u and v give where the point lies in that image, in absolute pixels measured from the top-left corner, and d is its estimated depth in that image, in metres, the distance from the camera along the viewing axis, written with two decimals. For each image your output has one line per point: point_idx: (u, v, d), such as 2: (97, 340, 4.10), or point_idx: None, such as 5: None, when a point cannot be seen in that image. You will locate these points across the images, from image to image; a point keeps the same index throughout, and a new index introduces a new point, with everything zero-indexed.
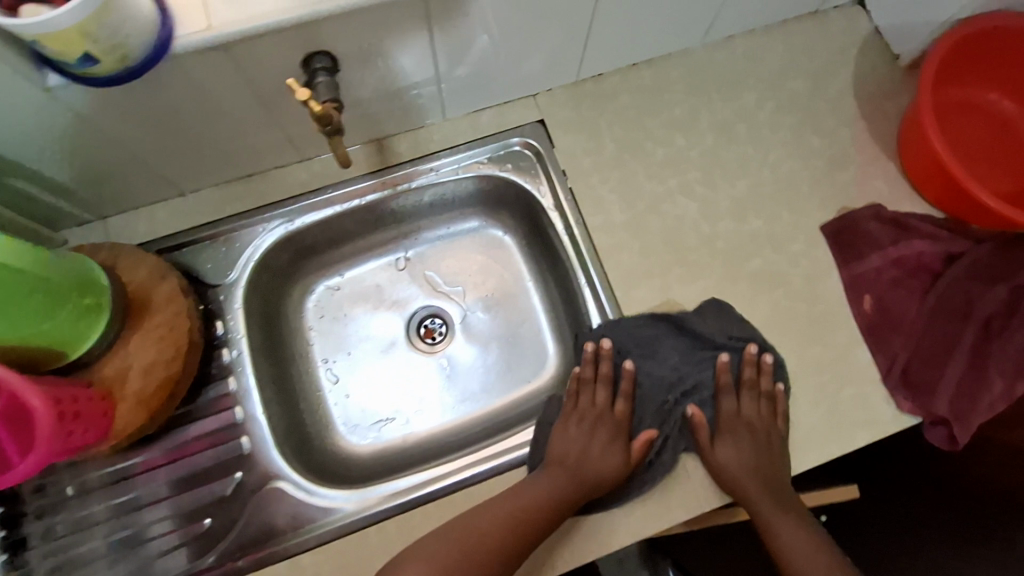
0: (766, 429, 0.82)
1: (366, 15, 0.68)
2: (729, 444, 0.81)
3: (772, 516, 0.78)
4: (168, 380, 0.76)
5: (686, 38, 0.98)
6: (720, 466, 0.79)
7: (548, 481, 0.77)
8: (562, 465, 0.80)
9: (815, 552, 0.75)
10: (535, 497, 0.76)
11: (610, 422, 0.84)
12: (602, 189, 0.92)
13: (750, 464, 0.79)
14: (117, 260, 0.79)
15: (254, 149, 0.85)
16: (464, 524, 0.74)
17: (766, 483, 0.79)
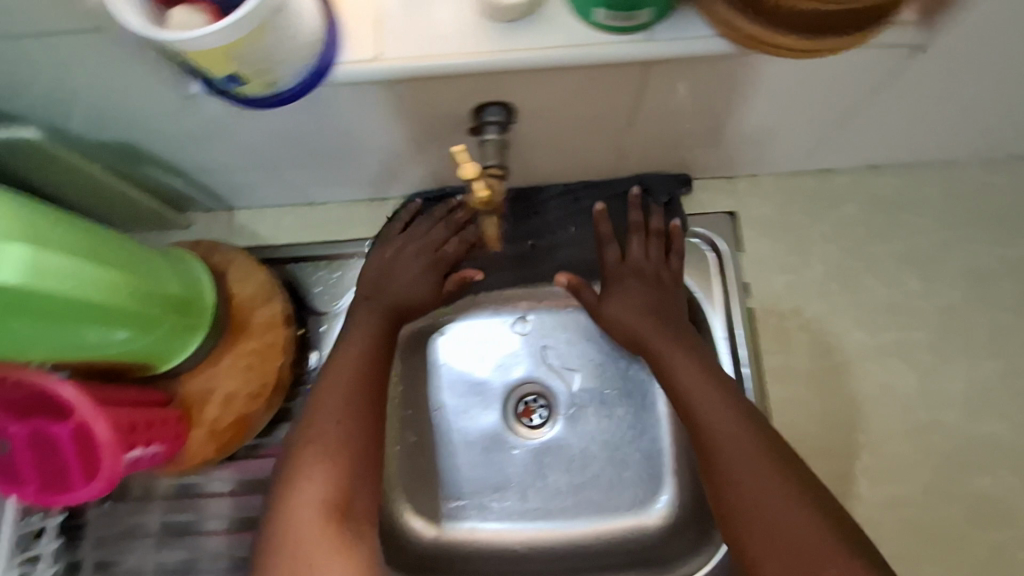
0: (657, 269, 0.73)
1: (566, 76, 0.53)
2: (617, 298, 0.72)
3: (672, 353, 0.66)
4: (246, 416, 0.69)
5: (968, 148, 0.72)
6: (611, 320, 0.71)
7: (365, 333, 0.70)
8: (370, 339, 0.70)
9: (766, 469, 0.56)
10: (356, 386, 0.65)
11: (449, 258, 0.76)
12: (791, 323, 0.72)
13: (639, 304, 0.70)
14: (229, 268, 0.73)
15: (393, 174, 0.75)
16: (324, 407, 0.63)
17: (663, 320, 0.69)
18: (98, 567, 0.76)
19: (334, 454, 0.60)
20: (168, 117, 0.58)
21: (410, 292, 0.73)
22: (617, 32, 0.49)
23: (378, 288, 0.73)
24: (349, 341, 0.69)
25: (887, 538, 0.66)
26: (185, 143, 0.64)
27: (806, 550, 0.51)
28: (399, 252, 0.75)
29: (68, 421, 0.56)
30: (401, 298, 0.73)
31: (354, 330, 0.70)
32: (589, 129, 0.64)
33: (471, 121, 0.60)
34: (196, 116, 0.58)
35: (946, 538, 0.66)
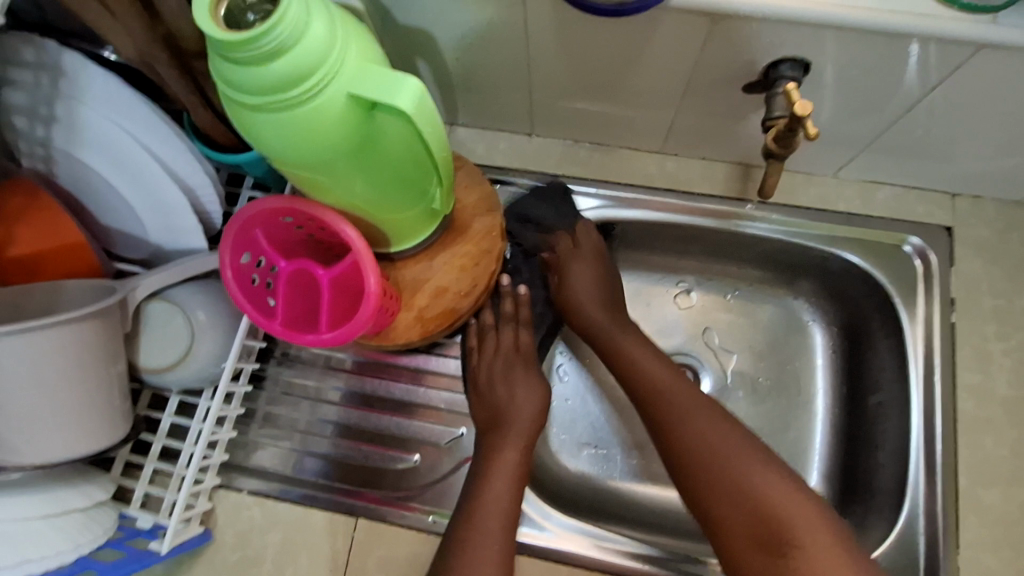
0: (589, 257, 0.78)
1: (889, 44, 0.54)
2: (573, 275, 0.78)
3: (632, 351, 0.72)
4: (452, 312, 0.73)
5: None
6: (571, 298, 0.78)
7: (516, 450, 0.67)
8: (519, 449, 0.68)
9: (729, 441, 0.60)
10: (507, 497, 0.63)
11: (529, 355, 0.76)
12: (996, 346, 0.72)
13: (592, 286, 0.77)
14: (457, 173, 0.78)
15: (629, 122, 0.77)
16: (478, 509, 0.62)
17: (605, 303, 0.77)
18: (266, 419, 0.80)
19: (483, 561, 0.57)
20: (485, 17, 0.62)
21: (531, 405, 0.71)
22: (959, 9, 0.52)
23: (494, 415, 0.72)
24: (496, 453, 0.67)
25: None
26: (474, 46, 0.68)
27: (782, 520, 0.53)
28: (491, 379, 0.74)
29: (337, 266, 0.60)
30: (530, 416, 0.71)
31: (506, 446, 0.67)
32: (858, 107, 0.65)
33: (758, 75, 0.62)
34: (512, 20, 0.62)
35: None
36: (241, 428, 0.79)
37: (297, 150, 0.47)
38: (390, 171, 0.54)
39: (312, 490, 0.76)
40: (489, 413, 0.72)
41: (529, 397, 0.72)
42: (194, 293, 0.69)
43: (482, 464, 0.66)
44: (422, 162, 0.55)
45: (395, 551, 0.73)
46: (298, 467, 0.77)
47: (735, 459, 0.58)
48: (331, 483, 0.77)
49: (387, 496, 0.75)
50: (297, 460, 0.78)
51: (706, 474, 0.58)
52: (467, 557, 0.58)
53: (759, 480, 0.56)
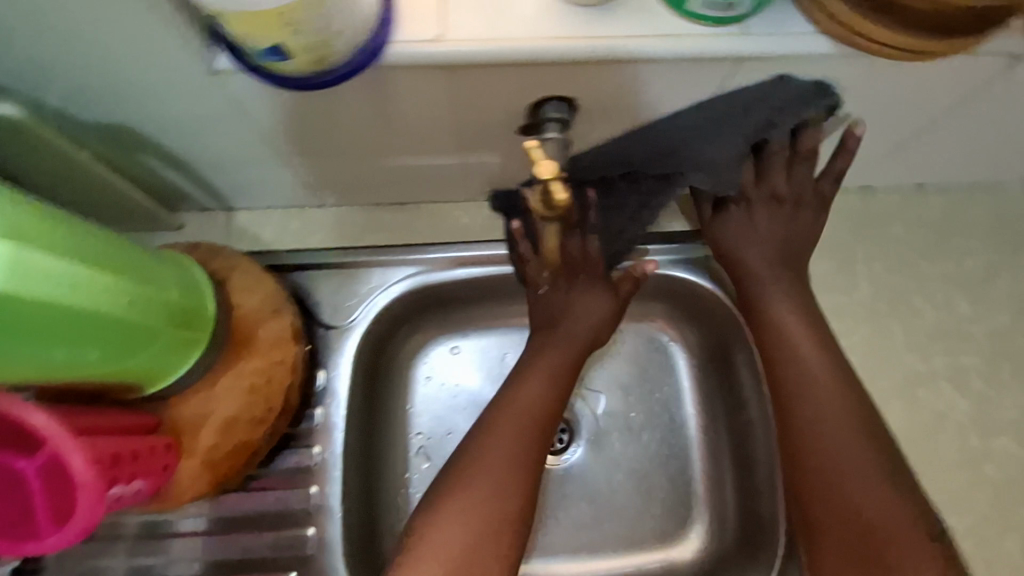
0: (808, 197, 0.60)
1: (646, 69, 0.47)
2: (760, 214, 0.61)
3: (772, 307, 0.60)
4: (249, 445, 0.60)
5: (1006, 170, 0.70)
6: (760, 237, 0.61)
7: (541, 380, 0.61)
8: (545, 380, 0.61)
9: (839, 421, 0.54)
10: (514, 444, 0.56)
11: (596, 268, 0.63)
12: (841, 345, 0.68)
13: (774, 239, 0.61)
14: (232, 273, 0.64)
15: (420, 177, 0.67)
16: (474, 458, 0.56)
17: (785, 262, 0.61)
18: None
19: (463, 517, 0.52)
20: (180, 100, 0.50)
21: (598, 314, 0.64)
22: (712, 24, 0.44)
23: (550, 319, 0.64)
24: (514, 389, 0.60)
25: None
26: (192, 128, 0.55)
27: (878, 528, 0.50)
28: (557, 286, 0.64)
29: (41, 458, 0.47)
30: (590, 334, 0.63)
31: (530, 375, 0.61)
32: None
33: (524, 115, 0.54)
34: (216, 98, 0.50)
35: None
36: None
37: None
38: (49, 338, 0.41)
39: None
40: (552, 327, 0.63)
41: (587, 312, 0.64)
42: None
43: (503, 398, 0.60)
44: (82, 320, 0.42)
45: None
46: None
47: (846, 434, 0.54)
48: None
49: None
50: None
51: (811, 460, 0.54)
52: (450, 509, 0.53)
53: (849, 483, 0.52)
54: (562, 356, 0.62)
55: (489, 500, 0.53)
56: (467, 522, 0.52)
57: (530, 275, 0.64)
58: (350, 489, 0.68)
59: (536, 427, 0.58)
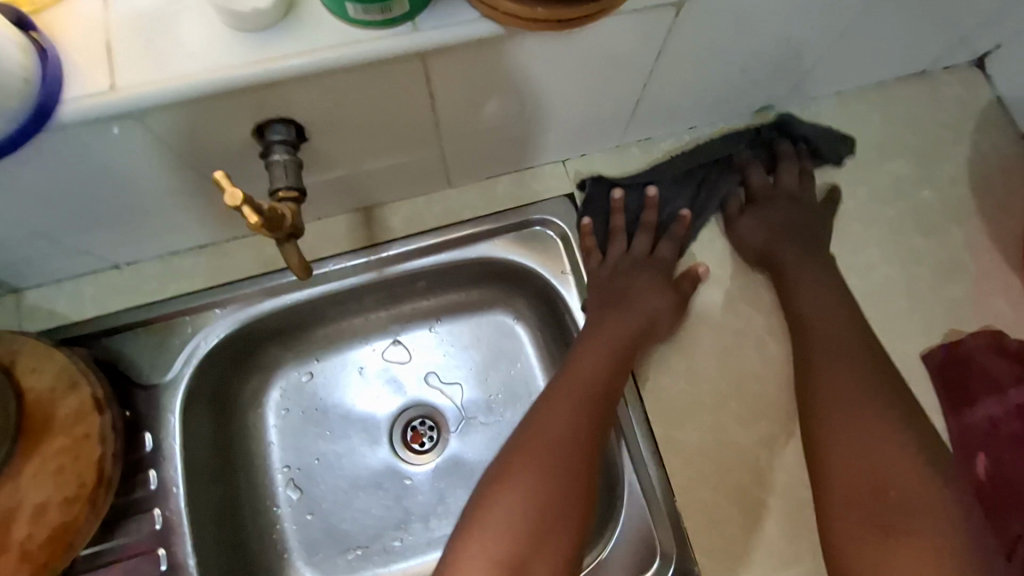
0: (805, 199, 0.76)
1: (343, 78, 0.50)
2: (755, 217, 0.75)
3: (799, 285, 0.71)
4: (66, 528, 0.59)
5: (759, 98, 0.77)
6: (744, 235, 0.75)
7: (592, 358, 0.68)
8: (600, 356, 0.68)
9: (867, 405, 0.63)
10: (574, 418, 0.65)
11: (660, 267, 0.74)
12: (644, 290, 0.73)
13: (777, 224, 0.74)
14: (18, 359, 0.62)
15: (204, 218, 0.67)
16: (532, 434, 0.65)
17: (795, 237, 0.74)
18: None
19: (534, 473, 0.62)
20: None
21: (652, 303, 0.72)
22: (379, 27, 0.47)
23: (646, 326, 0.71)
24: (566, 371, 0.69)
25: (767, 475, 0.69)
26: None
27: (881, 492, 0.59)
28: (616, 272, 0.74)
29: None
30: (653, 314, 0.71)
31: (586, 353, 0.69)
32: (399, 131, 0.62)
33: (256, 144, 0.54)
34: None
35: None
36: None
37: None
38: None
39: None
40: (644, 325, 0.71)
41: (651, 301, 0.72)
42: None
43: (545, 396, 0.68)
44: None
45: None
46: None
47: (869, 417, 0.62)
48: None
49: None
50: None
51: (823, 453, 0.63)
52: (514, 474, 0.63)
53: (876, 452, 0.60)
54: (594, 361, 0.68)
55: (538, 478, 0.62)
56: (535, 481, 0.62)
57: (591, 264, 0.75)
58: (204, 540, 0.68)
59: (592, 403, 0.66)
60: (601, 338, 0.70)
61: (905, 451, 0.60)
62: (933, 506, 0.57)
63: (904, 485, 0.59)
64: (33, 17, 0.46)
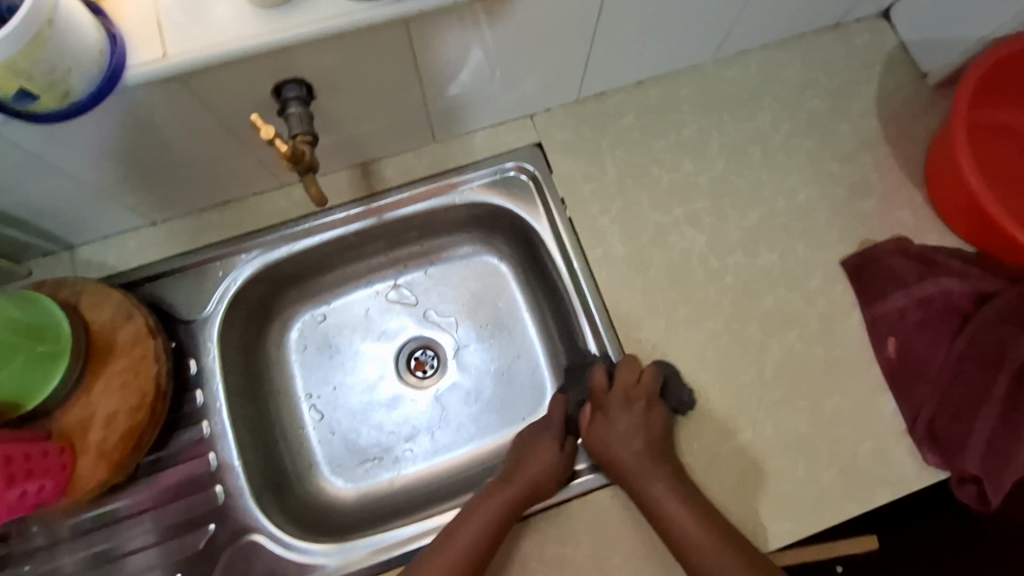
0: (643, 398, 0.76)
1: (341, 42, 0.62)
2: (614, 416, 0.77)
3: (647, 488, 0.71)
4: (133, 431, 0.70)
5: (694, 55, 0.90)
6: (608, 433, 0.76)
7: (480, 509, 0.73)
8: (491, 499, 0.73)
9: (700, 529, 0.68)
10: (463, 553, 0.70)
11: (553, 424, 0.81)
12: (603, 220, 0.85)
13: (637, 439, 0.74)
14: (81, 298, 0.74)
15: (227, 174, 0.79)
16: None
17: (650, 446, 0.74)
18: None
19: None
20: None
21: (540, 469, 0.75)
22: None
23: (516, 465, 0.77)
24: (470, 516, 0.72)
25: (713, 364, 0.80)
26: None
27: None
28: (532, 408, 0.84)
29: None
30: (542, 471, 0.75)
31: (478, 507, 0.73)
32: (386, 93, 0.74)
33: (273, 101, 0.67)
34: (5, 151, 0.61)
35: (755, 352, 0.81)
36: None
37: None
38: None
39: None
40: (524, 489, 0.74)
41: (541, 460, 0.76)
42: None
43: (446, 542, 0.71)
44: None
45: None
46: None
47: (710, 546, 0.67)
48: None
49: None
50: None
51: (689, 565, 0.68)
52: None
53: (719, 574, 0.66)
54: (495, 505, 0.73)
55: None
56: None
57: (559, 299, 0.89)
58: (245, 445, 0.80)
59: (483, 535, 0.71)
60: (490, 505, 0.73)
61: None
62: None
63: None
64: (99, 3, 0.58)
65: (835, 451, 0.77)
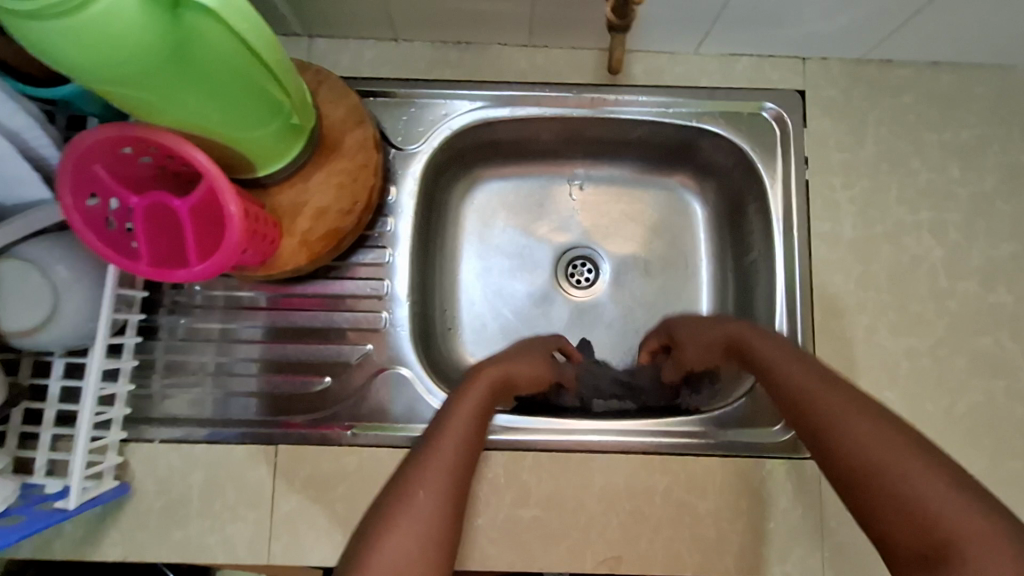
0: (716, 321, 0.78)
1: None
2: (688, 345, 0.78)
3: (776, 362, 0.63)
4: (337, 231, 0.71)
5: (1013, 55, 0.78)
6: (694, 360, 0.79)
7: (484, 383, 0.67)
8: (486, 383, 0.67)
9: (833, 387, 0.57)
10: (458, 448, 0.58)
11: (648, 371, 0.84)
12: (842, 195, 0.79)
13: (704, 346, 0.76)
14: (320, 87, 0.73)
15: (490, 15, 0.75)
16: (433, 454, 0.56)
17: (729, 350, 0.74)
18: (169, 367, 0.77)
19: (437, 489, 0.53)
20: None
21: (513, 366, 0.72)
22: None
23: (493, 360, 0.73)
24: (444, 426, 0.60)
25: (902, 381, 0.75)
26: None
27: (864, 474, 0.49)
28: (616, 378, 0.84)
29: (193, 194, 0.57)
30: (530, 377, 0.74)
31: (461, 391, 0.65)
32: None
33: None
34: None
35: (950, 386, 0.75)
36: (142, 380, 0.77)
37: (115, 80, 0.47)
38: (203, 81, 0.51)
39: (245, 428, 0.75)
40: (500, 377, 0.69)
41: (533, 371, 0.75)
42: (49, 248, 0.66)
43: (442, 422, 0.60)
44: (253, 70, 0.53)
45: (318, 466, 0.73)
46: (225, 408, 0.76)
47: (851, 410, 0.54)
48: (269, 417, 0.76)
49: (339, 418, 0.75)
50: (222, 401, 0.77)
51: (873, 482, 0.49)
52: (390, 525, 0.50)
53: (853, 439, 0.51)
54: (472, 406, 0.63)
55: (438, 516, 0.51)
56: (432, 515, 0.51)
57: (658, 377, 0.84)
58: (412, 285, 0.81)
59: (474, 432, 0.60)
60: (476, 389, 0.66)
61: (906, 445, 0.50)
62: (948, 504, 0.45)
63: (886, 466, 0.48)
64: None
65: None
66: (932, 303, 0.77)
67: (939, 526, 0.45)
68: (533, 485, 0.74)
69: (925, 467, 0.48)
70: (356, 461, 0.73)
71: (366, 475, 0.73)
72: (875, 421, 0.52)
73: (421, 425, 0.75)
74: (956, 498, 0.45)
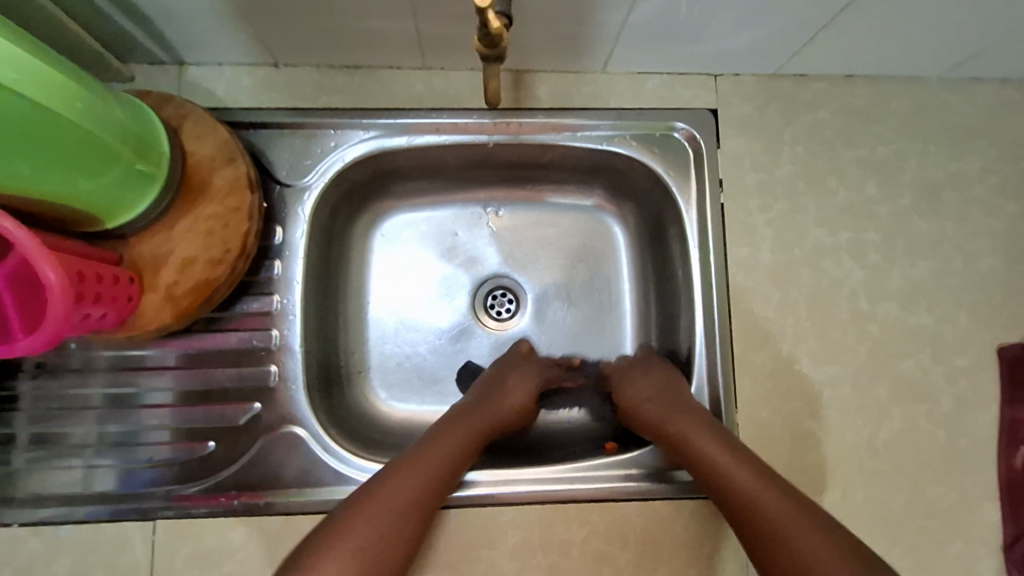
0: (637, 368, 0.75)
1: None
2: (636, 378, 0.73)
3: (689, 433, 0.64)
4: (207, 284, 0.64)
5: (927, 66, 0.76)
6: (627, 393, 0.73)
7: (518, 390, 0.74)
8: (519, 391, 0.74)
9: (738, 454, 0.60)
10: (457, 446, 0.65)
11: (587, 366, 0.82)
12: (759, 218, 0.76)
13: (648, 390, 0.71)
14: (184, 122, 0.66)
15: (375, 37, 0.69)
16: (434, 449, 0.62)
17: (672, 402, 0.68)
18: (37, 441, 0.69)
19: (423, 479, 0.59)
20: None
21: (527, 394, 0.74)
22: None
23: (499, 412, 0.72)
24: (455, 420, 0.68)
25: (823, 413, 0.72)
26: None
27: (751, 524, 0.55)
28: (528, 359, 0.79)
29: None
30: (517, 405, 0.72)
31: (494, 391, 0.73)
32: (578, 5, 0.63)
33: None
34: None
35: (873, 414, 0.73)
36: (3, 457, 0.69)
37: None
38: (1, 133, 0.44)
39: (119, 504, 0.68)
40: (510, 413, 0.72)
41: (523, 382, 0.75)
42: None
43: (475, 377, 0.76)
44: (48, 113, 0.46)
45: (202, 542, 0.67)
46: (97, 484, 0.68)
47: (746, 471, 0.58)
48: (146, 490, 0.68)
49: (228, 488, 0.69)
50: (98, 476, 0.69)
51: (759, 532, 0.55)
52: (378, 501, 0.55)
53: (743, 493, 0.57)
54: (481, 423, 0.69)
55: (417, 502, 0.57)
56: (414, 498, 0.57)
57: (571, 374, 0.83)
58: (308, 332, 0.74)
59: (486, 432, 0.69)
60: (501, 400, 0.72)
61: (781, 499, 0.55)
62: (819, 552, 0.50)
63: (766, 524, 0.54)
64: None
65: (923, 544, 0.71)
66: (853, 328, 0.74)
67: (773, 541, 0.53)
68: (440, 547, 0.69)
69: (793, 522, 0.53)
70: (244, 534, 0.67)
71: (256, 548, 0.67)
72: (767, 488, 0.56)
73: (316, 490, 0.69)
74: (819, 538, 0.51)
